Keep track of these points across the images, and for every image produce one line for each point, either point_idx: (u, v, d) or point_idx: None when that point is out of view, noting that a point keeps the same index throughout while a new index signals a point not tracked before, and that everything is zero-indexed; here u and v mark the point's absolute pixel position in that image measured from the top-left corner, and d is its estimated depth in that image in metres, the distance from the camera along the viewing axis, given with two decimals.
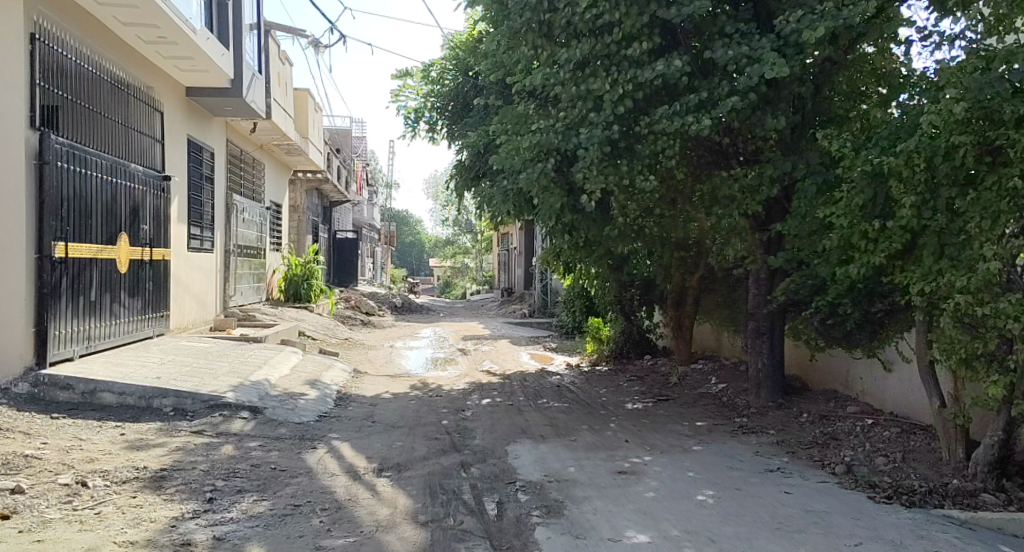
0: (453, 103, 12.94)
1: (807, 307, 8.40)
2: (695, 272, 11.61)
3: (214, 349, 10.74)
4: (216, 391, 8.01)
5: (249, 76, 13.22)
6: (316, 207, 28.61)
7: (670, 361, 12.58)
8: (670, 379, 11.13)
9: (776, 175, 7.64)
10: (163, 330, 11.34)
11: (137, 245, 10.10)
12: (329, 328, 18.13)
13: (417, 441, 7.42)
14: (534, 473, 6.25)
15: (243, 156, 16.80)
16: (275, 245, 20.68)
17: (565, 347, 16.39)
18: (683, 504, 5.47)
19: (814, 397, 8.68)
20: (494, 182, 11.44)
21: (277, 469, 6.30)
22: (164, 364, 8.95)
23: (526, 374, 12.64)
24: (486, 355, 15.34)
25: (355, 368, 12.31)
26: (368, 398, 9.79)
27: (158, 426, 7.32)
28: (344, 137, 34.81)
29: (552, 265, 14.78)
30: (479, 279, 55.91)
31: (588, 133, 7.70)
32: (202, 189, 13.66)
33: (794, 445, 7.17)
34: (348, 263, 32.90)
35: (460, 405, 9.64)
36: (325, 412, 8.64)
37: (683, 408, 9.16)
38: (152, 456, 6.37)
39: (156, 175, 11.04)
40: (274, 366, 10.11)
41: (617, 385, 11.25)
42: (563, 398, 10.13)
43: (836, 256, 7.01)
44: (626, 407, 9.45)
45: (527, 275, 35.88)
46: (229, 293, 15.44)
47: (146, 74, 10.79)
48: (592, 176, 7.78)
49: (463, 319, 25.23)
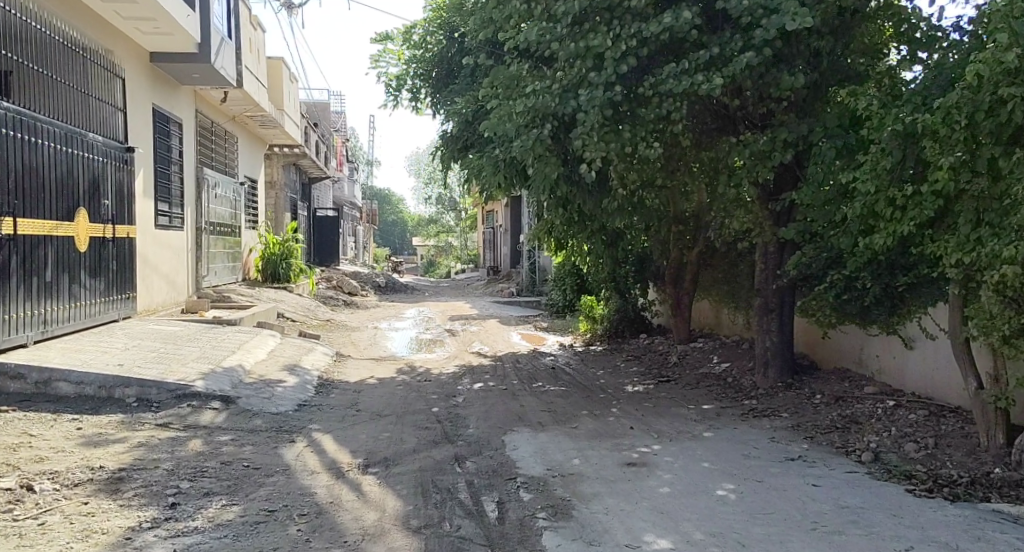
0: (437, 70, 12.32)
1: (819, 282, 7.76)
2: (693, 247, 11.06)
3: (185, 333, 10.09)
4: (185, 380, 7.38)
5: (217, 41, 12.75)
6: (295, 184, 27.83)
7: (666, 340, 11.99)
8: (669, 359, 10.58)
9: (790, 139, 7.06)
10: (129, 313, 10.73)
11: (96, 221, 9.55)
12: (310, 309, 17.47)
13: (406, 432, 6.84)
14: (535, 467, 5.68)
15: (215, 128, 16.15)
16: (252, 223, 19.94)
17: (555, 326, 15.85)
18: (705, 501, 4.92)
19: (824, 376, 7.98)
20: (481, 152, 10.85)
21: (251, 467, 5.69)
22: (129, 350, 8.31)
23: (517, 355, 12.09)
24: (474, 336, 14.74)
25: (337, 351, 11.70)
26: (351, 384, 9.18)
27: (120, 419, 6.69)
28: (323, 113, 33.99)
29: (542, 242, 14.23)
30: (463, 258, 55.29)
31: (588, 93, 7.09)
32: (168, 163, 13.09)
33: (811, 430, 6.50)
34: (329, 242, 32.17)
35: (449, 390, 9.07)
36: (305, 400, 8.02)
37: (686, 391, 8.58)
38: (111, 455, 5.75)
39: (118, 146, 10.54)
40: (249, 351, 9.48)
41: (613, 366, 10.68)
42: (558, 381, 9.58)
43: (858, 225, 6.45)
44: (625, 389, 8.87)
45: (513, 253, 35.36)
46: (201, 273, 14.68)
47: (105, 37, 10.30)
48: (591, 141, 7.18)
49: (449, 299, 24.66)
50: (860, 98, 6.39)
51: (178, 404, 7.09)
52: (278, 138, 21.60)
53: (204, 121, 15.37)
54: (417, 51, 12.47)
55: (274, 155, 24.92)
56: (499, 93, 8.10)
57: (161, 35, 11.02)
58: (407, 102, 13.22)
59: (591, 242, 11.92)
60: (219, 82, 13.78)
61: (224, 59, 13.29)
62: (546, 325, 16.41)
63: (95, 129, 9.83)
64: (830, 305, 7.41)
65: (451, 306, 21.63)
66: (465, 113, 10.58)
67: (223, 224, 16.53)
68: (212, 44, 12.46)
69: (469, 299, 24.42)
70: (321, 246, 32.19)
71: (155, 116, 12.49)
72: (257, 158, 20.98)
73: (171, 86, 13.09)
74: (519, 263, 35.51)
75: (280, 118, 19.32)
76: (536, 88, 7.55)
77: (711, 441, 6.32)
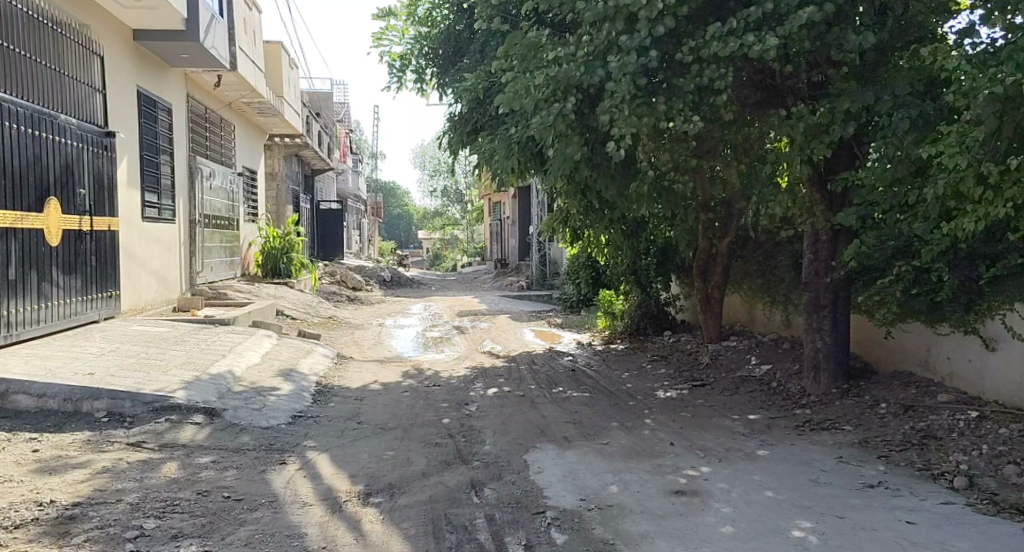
0: (444, 47, 11.43)
1: (880, 274, 6.87)
2: (724, 236, 10.12)
3: (172, 335, 9.23)
4: (162, 391, 6.52)
5: (206, 19, 11.94)
6: (297, 176, 26.98)
7: (694, 338, 11.08)
8: (700, 359, 9.64)
9: (852, 110, 6.14)
10: (112, 313, 9.96)
11: (70, 213, 8.87)
12: (312, 306, 16.62)
13: (414, 451, 5.97)
14: (567, 497, 4.81)
15: (209, 115, 15.30)
16: (251, 216, 19.07)
17: (570, 322, 14.96)
18: (778, 545, 4.04)
19: (884, 380, 7.09)
20: (493, 134, 9.97)
21: (232, 499, 4.83)
22: (103, 356, 7.46)
23: (534, 355, 11.21)
24: (485, 334, 13.86)
25: (339, 352, 10.83)
26: (353, 390, 8.32)
27: (85, 438, 5.84)
28: (326, 102, 33.12)
29: (558, 232, 13.34)
30: (469, 250, 54.44)
31: (618, 59, 6.21)
32: (157, 150, 12.25)
33: (883, 448, 5.61)
34: (333, 236, 31.33)
35: (461, 396, 8.20)
36: (300, 411, 7.15)
37: (726, 397, 7.68)
38: (67, 485, 4.89)
39: (97, 131, 9.83)
40: (241, 355, 8.63)
41: (639, 367, 9.79)
42: (581, 385, 8.70)
43: (938, 209, 5.56)
44: (657, 396, 7.97)
45: (523, 245, 34.45)
46: (196, 268, 13.83)
47: (78, 10, 9.62)
48: (623, 115, 6.29)
49: (457, 293, 23.78)
50: (945, 59, 5.51)
51: (154, 418, 6.24)
52: (277, 127, 20.73)
53: (196, 108, 14.53)
54: (422, 27, 11.60)
55: (275, 145, 24.06)
56: (514, 63, 7.21)
57: (145, 8, 10.37)
58: (412, 84, 12.35)
59: (611, 232, 11.04)
60: (212, 65, 13.01)
61: (216, 40, 12.55)
62: (561, 320, 15.53)
63: (68, 110, 9.16)
64: (895, 299, 6.51)
65: (460, 301, 20.77)
66: (475, 92, 9.70)
67: (219, 217, 15.68)
68: (203, 23, 11.71)
69: (477, 293, 23.54)
70: (325, 239, 31.37)
71: (141, 101, 11.75)
72: (256, 148, 20.12)
73: (158, 71, 12.37)
74: (528, 255, 34.61)
75: (278, 105, 18.46)
76: (557, 56, 6.66)
77: (768, 461, 5.45)
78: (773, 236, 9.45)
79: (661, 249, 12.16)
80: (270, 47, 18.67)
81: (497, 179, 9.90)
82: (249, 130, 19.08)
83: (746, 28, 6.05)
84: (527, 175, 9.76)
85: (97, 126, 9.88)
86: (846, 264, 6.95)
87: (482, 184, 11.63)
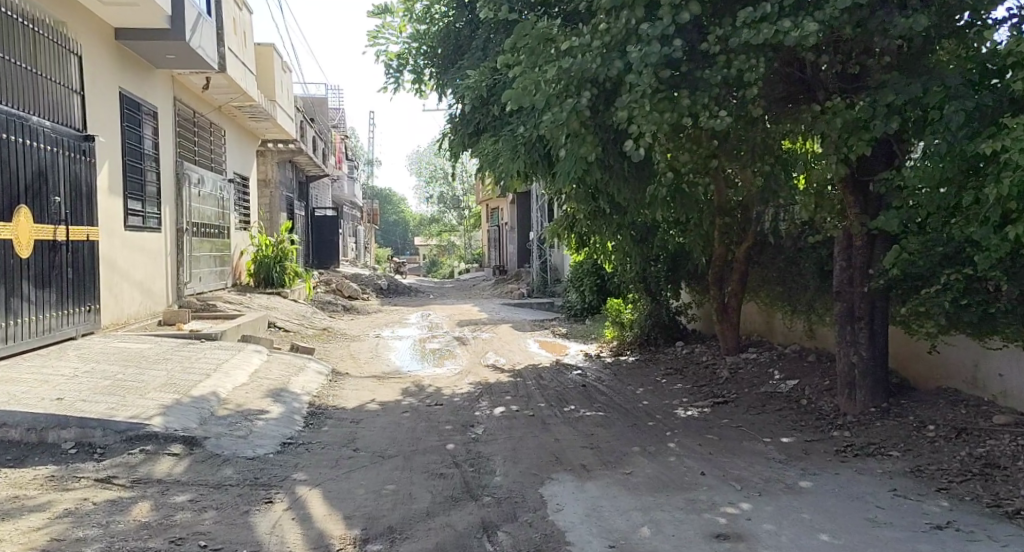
0: (443, 46, 10.88)
1: (924, 284, 6.28)
2: (742, 242, 9.55)
3: (154, 352, 8.61)
4: (138, 418, 5.92)
5: (193, 17, 11.33)
6: (290, 182, 26.38)
7: (709, 349, 10.48)
8: (718, 373, 9.04)
9: (898, 103, 5.55)
10: (92, 329, 9.36)
11: (44, 222, 8.32)
12: (306, 317, 16.01)
13: (416, 485, 5.38)
14: (593, 542, 4.23)
15: (198, 120, 14.71)
16: (243, 223, 18.49)
17: (575, 332, 14.35)
18: None
19: (927, 399, 6.52)
20: (496, 136, 9.39)
21: (212, 548, 4.23)
22: (76, 378, 6.86)
23: (539, 369, 10.62)
24: (487, 345, 13.25)
25: (333, 368, 10.24)
26: (348, 411, 7.72)
27: (49, 473, 5.23)
28: (321, 108, 32.58)
29: (562, 239, 12.76)
30: (466, 257, 53.90)
31: (639, 48, 5.63)
32: (141, 157, 11.63)
33: (942, 479, 5.03)
34: (328, 243, 30.74)
35: (465, 417, 7.60)
36: (290, 437, 6.55)
37: (753, 416, 7.09)
38: (23, 533, 4.29)
39: (75, 135, 9.22)
40: (228, 374, 8.02)
41: (653, 382, 9.20)
42: (593, 403, 8.10)
43: (999, 211, 4.98)
44: (676, 415, 7.38)
45: (521, 251, 33.91)
46: (184, 279, 13.21)
47: (54, 6, 9.03)
48: (644, 110, 5.73)
49: (456, 302, 23.22)
50: (1016, 44, 4.91)
51: (128, 450, 5.64)
52: (270, 132, 20.13)
53: (184, 112, 13.91)
54: (419, 24, 11.02)
55: (268, 151, 23.46)
56: (523, 55, 6.63)
57: (126, 5, 9.78)
58: (410, 85, 11.79)
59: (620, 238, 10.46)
60: (200, 67, 12.40)
61: (204, 40, 11.92)
62: (565, 330, 14.95)
63: (43, 113, 8.55)
64: (944, 311, 5.92)
65: (459, 310, 20.18)
66: (477, 91, 9.12)
67: (209, 225, 15.06)
68: (189, 21, 11.10)
69: (476, 301, 22.96)
70: (320, 247, 30.79)
71: (124, 104, 11.14)
72: (248, 154, 19.52)
73: (143, 72, 11.76)
74: (527, 262, 34.07)
75: (270, 109, 17.86)
76: (571, 46, 6.09)
77: (814, 495, 4.86)
78: (796, 241, 8.86)
79: (673, 256, 11.56)
80: (262, 49, 18.07)
81: (501, 183, 9.31)
82: (240, 135, 18.46)
83: (781, 12, 5.46)
84: (533, 178, 9.17)
85: (75, 130, 9.26)
86: (886, 272, 6.35)
87: (484, 190, 11.04)
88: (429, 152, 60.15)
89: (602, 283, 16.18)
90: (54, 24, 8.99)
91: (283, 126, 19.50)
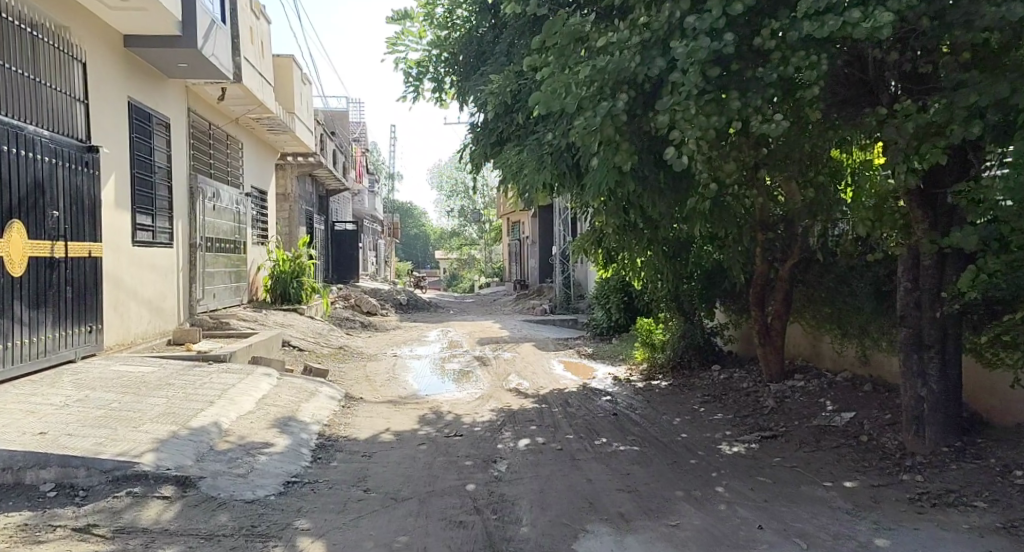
0: (465, 52, 10.34)
1: (1007, 310, 5.59)
2: (788, 259, 8.88)
3: (156, 376, 8.06)
4: (127, 456, 5.36)
5: (206, 24, 10.80)
6: (310, 196, 25.98)
7: (751, 375, 9.77)
8: (763, 403, 8.37)
9: (983, 106, 4.89)
10: (93, 351, 8.86)
11: (41, 237, 7.85)
12: (323, 335, 15.46)
13: (433, 537, 4.76)
14: None
15: (214, 132, 14.24)
16: (259, 237, 18.03)
17: (603, 353, 13.66)
18: None
19: (1007, 439, 5.81)
20: (522, 147, 8.79)
21: None
22: (66, 408, 6.33)
23: (566, 393, 9.97)
24: (511, 366, 12.60)
25: (348, 392, 9.65)
26: (361, 443, 7.11)
27: (23, 522, 4.68)
28: (341, 121, 32.23)
29: (589, 254, 12.12)
30: (488, 271, 53.36)
31: (686, 42, 5.01)
32: (152, 169, 11.14)
33: None
34: (348, 258, 30.31)
35: (488, 450, 6.97)
36: (295, 475, 5.96)
37: (807, 455, 6.41)
38: None
39: (77, 146, 8.71)
40: (233, 401, 7.45)
41: (691, 411, 8.52)
42: (627, 435, 7.44)
43: None
44: (721, 451, 6.70)
45: (544, 266, 33.28)
46: (197, 296, 12.70)
47: (57, 10, 8.54)
48: (689, 112, 5.15)
49: (477, 318, 22.62)
50: None
51: (113, 492, 5.08)
52: (289, 145, 19.69)
53: (200, 125, 13.43)
54: (441, 30, 10.46)
55: (287, 165, 23.06)
56: (551, 56, 6.08)
57: (134, 9, 9.28)
58: (430, 93, 11.25)
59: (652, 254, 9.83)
60: (214, 76, 11.88)
61: (217, 49, 11.37)
62: (592, 349, 14.27)
63: (42, 122, 8.05)
64: None
65: (480, 327, 19.56)
66: (502, 99, 8.54)
67: (225, 240, 14.57)
68: (201, 28, 10.55)
69: (498, 317, 22.34)
70: (339, 261, 30.37)
71: (134, 115, 10.64)
72: (267, 167, 19.07)
73: (156, 81, 11.26)
74: (549, 276, 33.46)
75: (289, 121, 17.39)
76: (607, 42, 5.51)
77: None
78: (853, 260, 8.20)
79: (708, 272, 10.88)
80: (280, 61, 17.61)
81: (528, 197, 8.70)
82: (259, 148, 18.02)
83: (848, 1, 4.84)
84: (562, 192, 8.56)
85: (77, 140, 8.74)
86: (964, 293, 5.68)
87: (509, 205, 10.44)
88: (450, 165, 59.80)
89: (630, 300, 15.49)
90: (57, 30, 8.50)
91: (302, 138, 19.03)
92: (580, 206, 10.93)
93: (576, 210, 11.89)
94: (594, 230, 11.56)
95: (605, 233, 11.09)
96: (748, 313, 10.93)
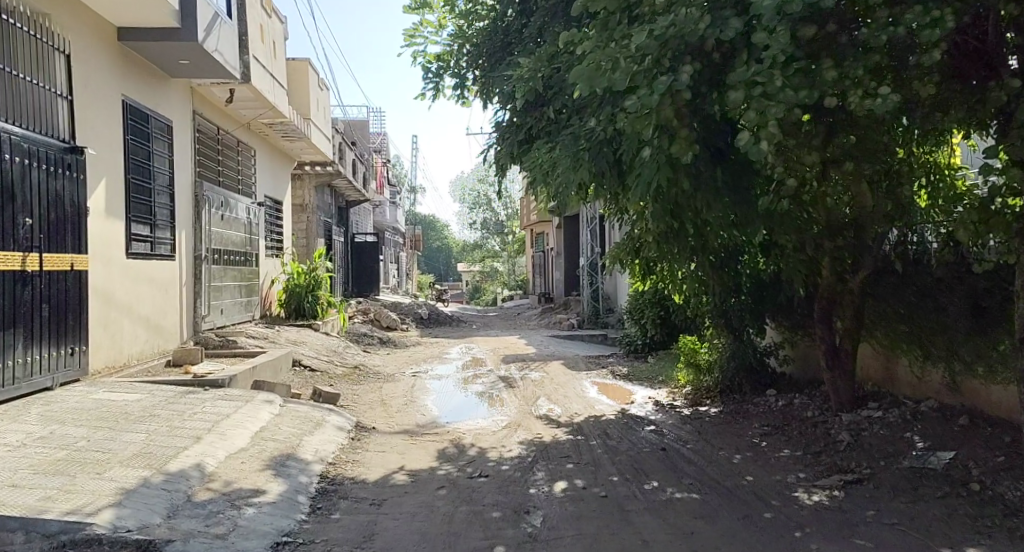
0: (491, 42, 9.35)
1: None
2: (862, 270, 7.80)
3: (141, 405, 7.09)
4: (79, 517, 4.37)
5: (210, 17, 9.86)
6: (328, 207, 25.12)
7: (814, 403, 8.67)
8: (837, 438, 7.27)
9: None
10: (76, 376, 7.90)
11: (8, 248, 6.91)
12: (337, 353, 14.47)
13: None
14: None
15: (224, 137, 13.35)
16: (273, 249, 17.15)
17: (639, 373, 12.54)
18: None
19: None
20: (555, 144, 7.79)
21: None
22: (21, 450, 5.36)
23: (603, 421, 8.90)
24: (539, 388, 11.52)
25: (360, 420, 8.64)
26: (372, 488, 6.09)
27: None
28: (361, 130, 31.46)
29: (626, 265, 11.06)
30: (511, 284, 52.34)
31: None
32: (154, 176, 10.26)
33: None
34: (369, 271, 29.47)
35: (520, 497, 5.92)
36: (289, 532, 4.94)
37: (909, 510, 5.30)
38: None
39: (59, 145, 7.77)
40: (226, 436, 6.44)
41: (752, 446, 7.41)
42: (681, 477, 6.35)
43: None
44: (801, 503, 5.60)
45: (569, 279, 32.27)
46: (203, 311, 11.80)
47: None
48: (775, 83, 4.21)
49: (501, 333, 21.62)
50: None
51: None
52: (305, 153, 18.82)
53: (210, 130, 12.57)
54: (464, 20, 9.50)
55: (304, 174, 22.22)
56: (593, 29, 5.20)
57: None
58: (453, 89, 10.27)
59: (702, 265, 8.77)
60: (221, 75, 10.94)
61: (222, 44, 10.41)
62: (626, 369, 13.16)
63: (14, 118, 7.12)
64: None
65: (504, 344, 18.49)
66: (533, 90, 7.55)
67: (235, 252, 13.67)
68: (203, 20, 9.60)
69: (523, 332, 21.25)
70: (359, 274, 29.51)
71: (134, 115, 9.76)
72: (282, 176, 18.19)
73: (158, 80, 10.36)
74: (575, 289, 32.39)
75: (304, 126, 16.50)
76: None
77: None
78: (948, 272, 7.23)
79: (761, 285, 9.80)
80: (294, 63, 16.72)
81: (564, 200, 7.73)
82: (274, 156, 17.14)
83: None
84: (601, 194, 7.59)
85: (58, 140, 7.80)
86: None
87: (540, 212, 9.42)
88: (472, 177, 58.98)
89: (666, 315, 14.37)
90: (37, 18, 7.59)
91: (318, 145, 18.14)
92: (618, 212, 9.92)
93: (613, 217, 10.86)
94: (632, 239, 10.51)
95: (645, 242, 10.06)
96: (804, 330, 9.80)
